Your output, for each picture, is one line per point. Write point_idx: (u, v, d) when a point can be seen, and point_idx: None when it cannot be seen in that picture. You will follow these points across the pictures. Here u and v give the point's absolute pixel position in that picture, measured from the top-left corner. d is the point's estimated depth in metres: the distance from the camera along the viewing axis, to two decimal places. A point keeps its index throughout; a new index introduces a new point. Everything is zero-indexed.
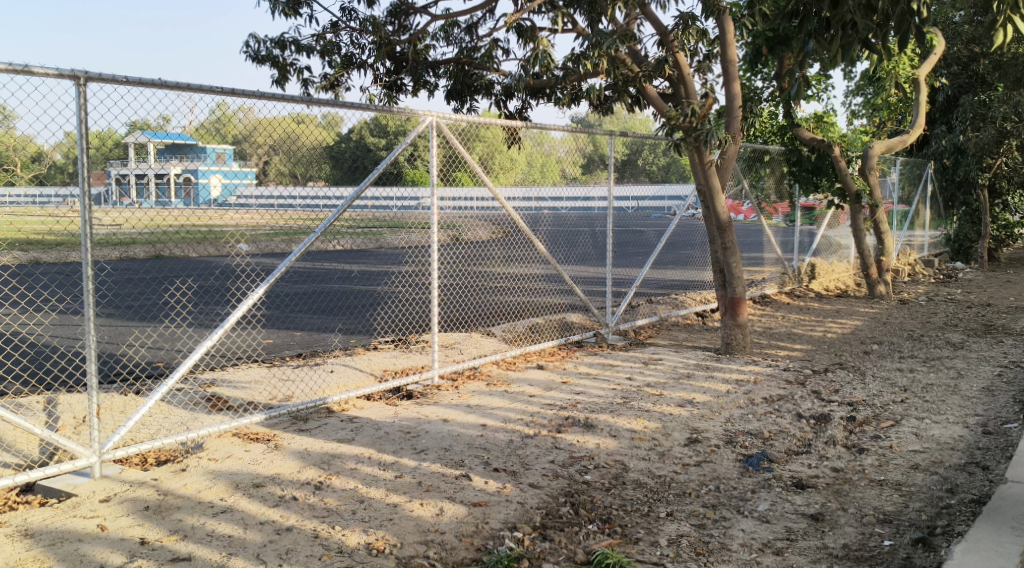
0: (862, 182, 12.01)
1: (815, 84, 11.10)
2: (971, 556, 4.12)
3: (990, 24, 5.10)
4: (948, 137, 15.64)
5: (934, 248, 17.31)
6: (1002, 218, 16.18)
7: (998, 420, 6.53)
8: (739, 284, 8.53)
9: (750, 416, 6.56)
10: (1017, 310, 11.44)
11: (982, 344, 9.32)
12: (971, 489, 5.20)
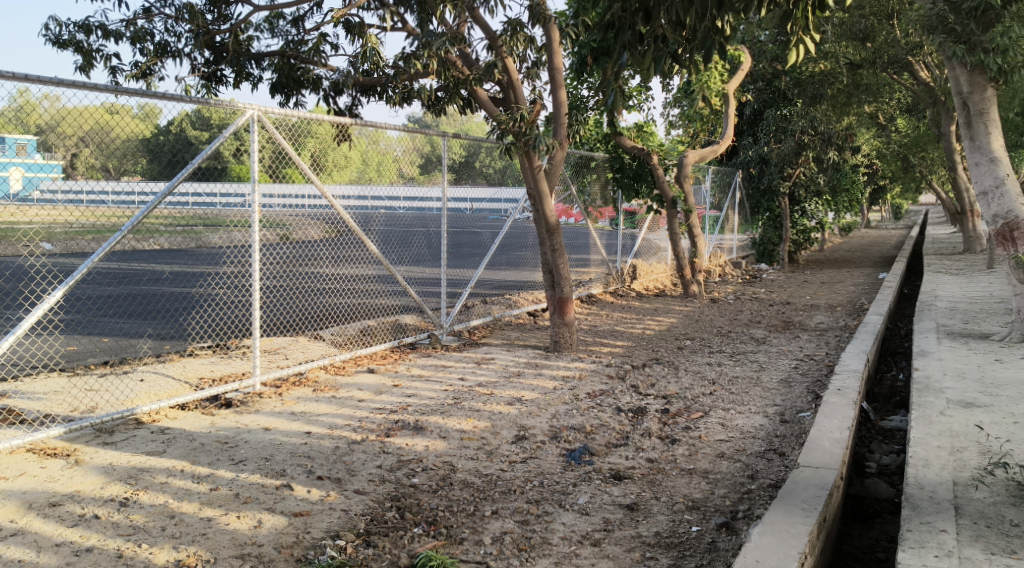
0: (677, 189, 12.64)
1: (636, 95, 11.62)
2: (767, 537, 4.41)
3: (784, 43, 5.50)
4: (754, 148, 16.76)
5: (742, 250, 18.49)
6: (801, 223, 17.53)
7: (794, 409, 7.06)
8: (567, 285, 8.73)
9: (574, 412, 6.75)
10: (811, 308, 12.44)
11: (782, 339, 10.04)
12: (770, 474, 5.60)
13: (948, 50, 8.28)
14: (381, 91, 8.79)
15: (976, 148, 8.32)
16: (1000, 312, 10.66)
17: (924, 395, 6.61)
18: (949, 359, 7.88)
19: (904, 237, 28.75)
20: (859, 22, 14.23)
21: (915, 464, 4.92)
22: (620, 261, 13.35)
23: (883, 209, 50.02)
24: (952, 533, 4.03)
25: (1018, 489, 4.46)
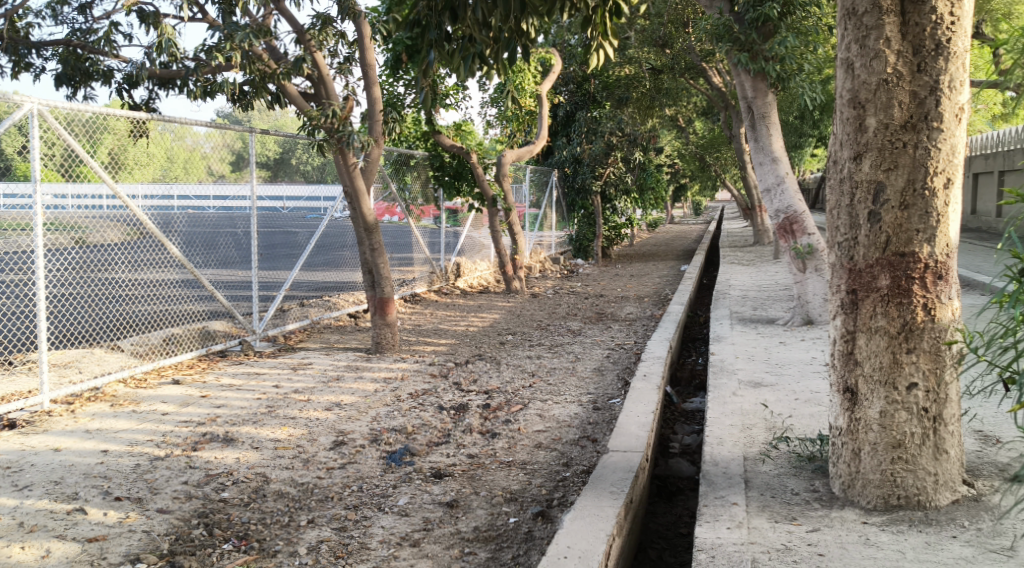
0: (496, 187, 12.95)
1: (453, 94, 11.75)
2: (578, 522, 4.58)
3: (585, 47, 5.70)
4: (568, 148, 17.30)
5: (559, 246, 19.03)
6: (612, 220, 18.32)
7: (606, 396, 7.37)
8: (388, 285, 8.66)
9: (395, 413, 6.73)
10: (623, 300, 13.01)
11: (596, 330, 10.44)
12: (583, 461, 5.82)
13: (734, 57, 8.83)
14: (182, 85, 8.34)
15: (760, 149, 9.00)
16: (784, 298, 11.58)
17: (719, 377, 7.09)
18: (741, 343, 8.48)
19: (705, 231, 30.61)
20: (658, 28, 14.95)
21: (711, 443, 5.27)
22: (444, 259, 13.22)
23: (685, 204, 53.04)
24: (742, 504, 4.34)
25: (798, 461, 4.87)
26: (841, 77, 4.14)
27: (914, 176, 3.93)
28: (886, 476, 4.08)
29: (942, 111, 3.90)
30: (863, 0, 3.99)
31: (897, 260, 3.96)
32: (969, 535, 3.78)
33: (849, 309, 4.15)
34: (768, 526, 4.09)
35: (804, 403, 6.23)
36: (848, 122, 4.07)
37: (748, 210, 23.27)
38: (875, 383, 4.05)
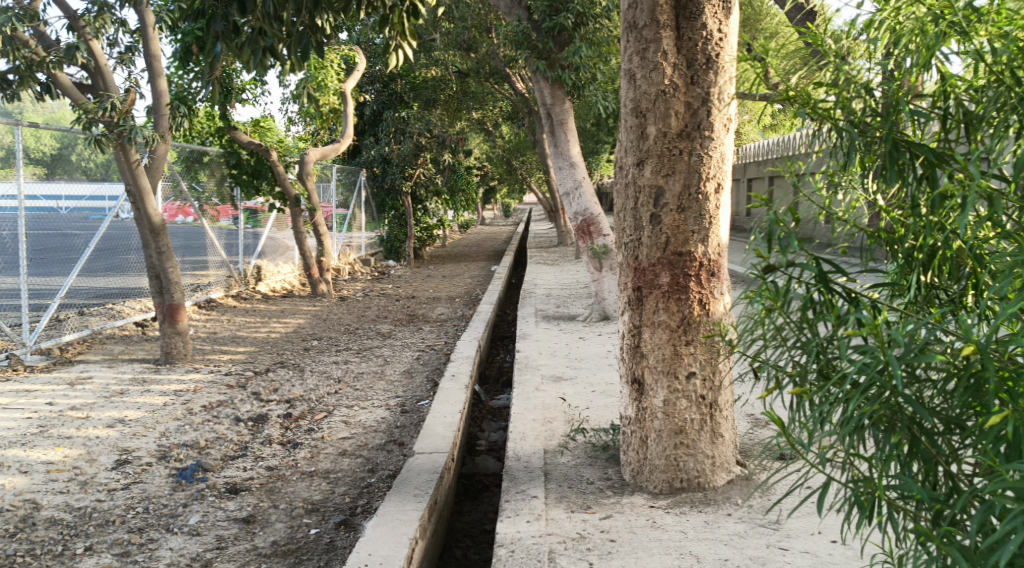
0: (299, 186, 12.65)
1: (250, 89, 11.32)
2: (381, 528, 4.53)
3: (383, 48, 5.63)
4: (375, 148, 17.06)
5: (369, 247, 18.79)
6: (423, 221, 18.34)
7: (413, 399, 7.35)
8: (177, 290, 8.18)
9: (187, 427, 6.38)
10: (433, 301, 13.02)
11: (406, 332, 10.39)
12: (389, 465, 5.78)
13: (533, 65, 9.00)
14: None
15: (559, 154, 9.28)
16: (586, 296, 12.02)
17: (524, 374, 7.25)
18: (544, 340, 8.71)
19: (514, 232, 31.23)
20: (462, 32, 14.68)
21: (514, 439, 5.37)
22: (243, 262, 12.62)
23: (494, 204, 53.93)
24: (541, 497, 4.45)
25: (594, 451, 5.07)
26: (625, 87, 4.32)
27: (689, 181, 4.17)
28: (670, 460, 4.32)
29: (714, 121, 4.15)
30: (642, 14, 4.20)
31: (676, 259, 4.20)
32: (741, 512, 4.06)
33: (635, 305, 4.36)
34: (565, 516, 4.21)
35: (600, 395, 6.50)
36: (631, 130, 4.27)
37: (553, 211, 23.99)
38: (658, 373, 4.29)
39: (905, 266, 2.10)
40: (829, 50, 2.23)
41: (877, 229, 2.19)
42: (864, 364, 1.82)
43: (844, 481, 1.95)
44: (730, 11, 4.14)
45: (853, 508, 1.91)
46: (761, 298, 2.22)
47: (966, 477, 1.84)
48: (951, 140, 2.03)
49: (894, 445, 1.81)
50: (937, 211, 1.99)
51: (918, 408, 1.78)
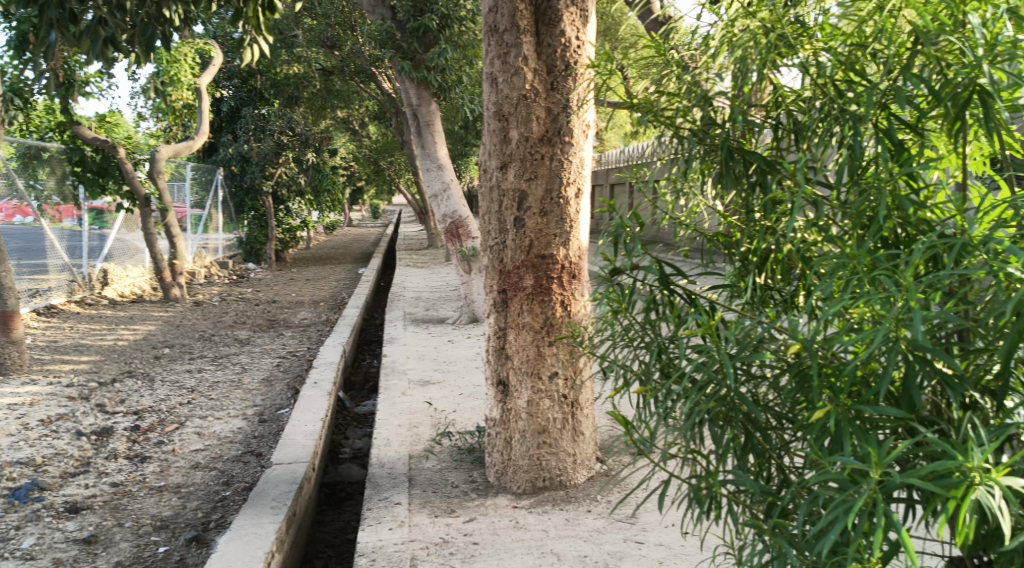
0: (149, 186, 12.06)
1: (95, 82, 10.73)
2: (235, 543, 4.34)
3: (237, 42, 5.46)
4: (233, 145, 16.39)
5: (227, 250, 18.12)
6: (285, 222, 17.86)
7: (273, 407, 7.13)
8: (11, 297, 7.64)
9: (21, 444, 5.95)
10: (296, 305, 12.68)
11: (266, 338, 10.06)
12: (245, 477, 5.57)
13: (398, 65, 8.96)
14: None
15: (426, 155, 9.12)
16: (454, 298, 11.98)
17: (389, 378, 7.14)
18: (411, 344, 8.63)
19: (382, 234, 30.85)
20: (326, 30, 13.95)
21: (378, 445, 5.26)
22: (87, 266, 11.94)
23: (362, 206, 53.14)
24: (404, 503, 4.36)
25: (459, 454, 5.03)
26: (487, 90, 4.21)
27: (551, 186, 4.14)
28: (533, 460, 4.34)
29: (573, 126, 4.11)
30: (503, 19, 4.09)
31: (539, 261, 4.16)
32: (600, 509, 4.12)
33: (500, 307, 4.30)
34: (428, 522, 4.15)
35: (466, 398, 6.47)
36: (494, 134, 4.17)
37: (421, 213, 23.83)
38: (522, 375, 4.26)
39: (743, 267, 2.17)
40: (672, 61, 2.25)
41: (718, 233, 2.24)
42: (700, 364, 1.86)
43: (685, 478, 1.99)
44: (588, 19, 4.10)
45: (693, 503, 1.95)
46: (607, 301, 2.25)
47: (796, 470, 1.90)
48: (784, 147, 2.09)
49: (728, 441, 1.86)
50: (771, 215, 2.05)
51: (750, 404, 1.83)
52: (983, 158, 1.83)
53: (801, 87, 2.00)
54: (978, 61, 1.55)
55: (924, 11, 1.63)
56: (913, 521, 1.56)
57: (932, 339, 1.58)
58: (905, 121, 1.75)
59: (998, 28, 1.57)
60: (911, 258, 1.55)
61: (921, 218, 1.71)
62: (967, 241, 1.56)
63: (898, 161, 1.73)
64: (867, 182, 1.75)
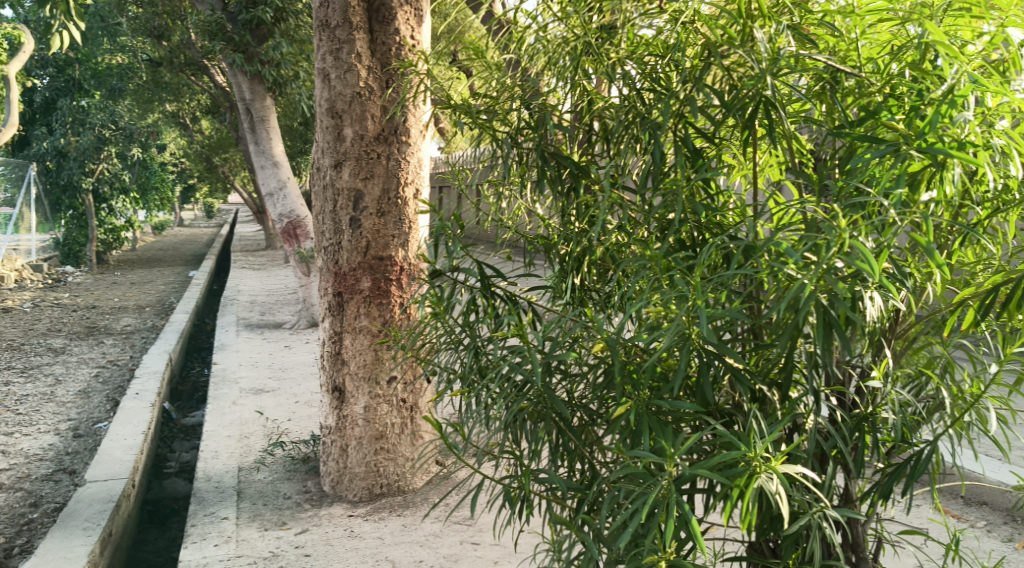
0: None
1: None
2: None
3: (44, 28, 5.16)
4: (49, 139, 15.28)
5: (41, 251, 16.85)
6: (107, 222, 16.81)
7: (89, 421, 6.68)
8: None
9: None
10: (120, 311, 11.94)
11: (83, 347, 9.42)
12: (55, 498, 5.18)
13: (228, 58, 8.56)
14: None
15: (261, 152, 8.84)
16: (292, 302, 11.62)
17: (219, 387, 6.81)
18: (244, 351, 8.29)
19: (216, 234, 29.57)
20: (153, 19, 12.51)
21: (205, 458, 4.89)
22: None
23: (194, 206, 50.79)
24: (231, 518, 4.02)
25: (293, 464, 4.75)
26: (318, 86, 3.92)
27: (388, 186, 3.91)
28: (370, 467, 4.08)
29: (410, 126, 3.92)
30: (335, 13, 3.82)
31: (377, 263, 3.91)
32: (438, 511, 3.97)
33: (335, 310, 4.00)
34: (256, 536, 3.83)
35: (302, 406, 6.29)
36: (327, 131, 3.88)
37: (257, 212, 22.97)
38: (359, 380, 4.00)
39: (564, 269, 2.11)
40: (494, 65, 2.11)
41: (536, 236, 2.18)
42: (512, 365, 1.84)
43: (497, 480, 1.94)
44: (422, 20, 3.95)
45: (504, 503, 1.92)
46: (425, 303, 2.09)
47: (606, 467, 1.93)
48: (596, 155, 2.06)
49: (538, 440, 1.84)
50: (583, 219, 2.02)
51: (559, 403, 1.80)
52: (778, 165, 1.95)
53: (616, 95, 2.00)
54: (761, 74, 1.64)
55: (715, 24, 1.69)
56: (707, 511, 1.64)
57: (715, 333, 1.70)
58: (697, 129, 1.84)
59: (782, 42, 1.66)
60: (699, 261, 1.64)
61: (712, 221, 1.82)
62: (750, 242, 1.67)
63: (696, 167, 1.81)
64: (666, 185, 1.82)
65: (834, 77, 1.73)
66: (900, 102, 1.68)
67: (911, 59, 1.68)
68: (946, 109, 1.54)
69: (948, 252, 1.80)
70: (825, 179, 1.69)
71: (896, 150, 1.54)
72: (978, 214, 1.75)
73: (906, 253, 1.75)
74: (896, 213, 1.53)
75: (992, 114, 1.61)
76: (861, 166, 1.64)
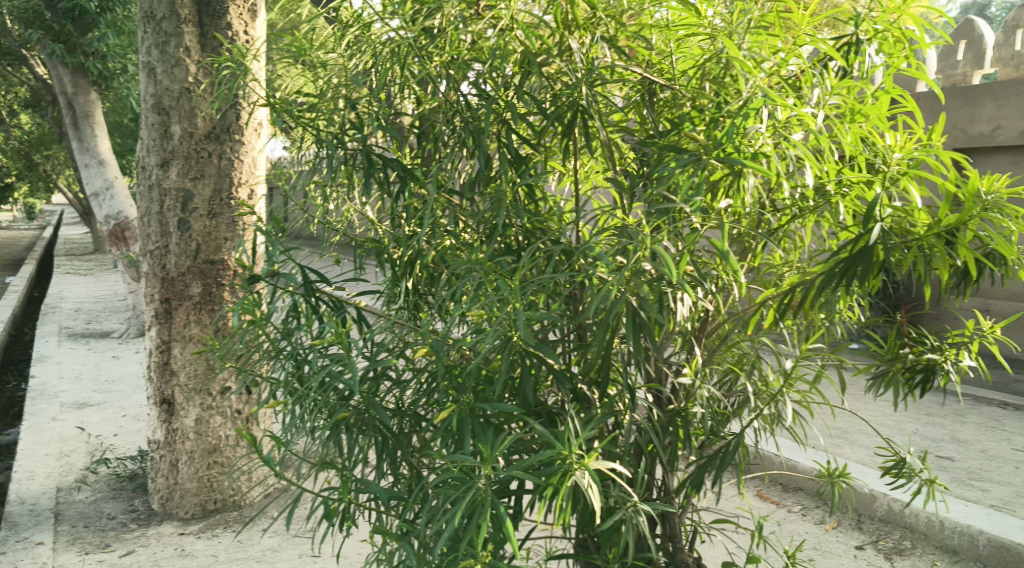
0: None
1: None
2: None
3: None
4: None
5: None
6: None
7: None
8: None
9: None
10: None
11: None
12: None
13: (47, 48, 7.96)
14: None
15: (85, 150, 8.27)
16: (122, 310, 10.96)
17: (37, 402, 6.32)
18: (66, 362, 7.75)
19: (37, 238, 27.62)
20: None
21: (18, 479, 4.51)
22: None
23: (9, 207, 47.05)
24: (47, 543, 3.62)
25: (118, 482, 4.47)
26: (143, 81, 3.55)
27: (220, 187, 3.56)
28: (203, 482, 3.71)
29: (245, 122, 3.57)
30: (161, 5, 3.45)
31: (208, 268, 3.56)
32: (278, 526, 3.70)
33: (162, 319, 3.62)
34: (74, 561, 3.47)
35: (130, 421, 5.94)
36: (153, 128, 3.52)
37: (82, 214, 21.55)
38: (188, 392, 3.64)
39: (395, 274, 1.98)
40: (318, 65, 1.94)
41: (366, 238, 2.04)
42: (332, 375, 1.77)
43: (317, 493, 1.88)
44: (258, 13, 3.60)
45: (325, 518, 1.86)
46: (239, 312, 1.92)
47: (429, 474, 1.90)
48: (428, 154, 1.94)
49: (360, 450, 1.79)
50: (412, 222, 1.92)
51: (381, 413, 1.76)
52: (598, 173, 2.03)
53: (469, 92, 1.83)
54: (577, 82, 1.70)
55: (532, 32, 1.74)
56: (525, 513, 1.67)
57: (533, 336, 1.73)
58: (520, 134, 1.86)
59: (595, 53, 1.73)
60: (518, 264, 1.68)
61: (536, 224, 1.85)
62: (567, 246, 1.74)
63: (518, 171, 1.82)
64: (491, 191, 1.82)
65: (650, 89, 1.83)
66: (702, 114, 1.79)
67: (717, 73, 1.79)
68: (741, 121, 1.66)
69: (750, 256, 1.93)
70: (635, 187, 1.78)
71: (697, 159, 1.65)
72: (779, 219, 1.89)
73: (711, 255, 1.87)
74: (695, 218, 1.65)
75: (785, 128, 1.73)
76: (668, 174, 1.73)
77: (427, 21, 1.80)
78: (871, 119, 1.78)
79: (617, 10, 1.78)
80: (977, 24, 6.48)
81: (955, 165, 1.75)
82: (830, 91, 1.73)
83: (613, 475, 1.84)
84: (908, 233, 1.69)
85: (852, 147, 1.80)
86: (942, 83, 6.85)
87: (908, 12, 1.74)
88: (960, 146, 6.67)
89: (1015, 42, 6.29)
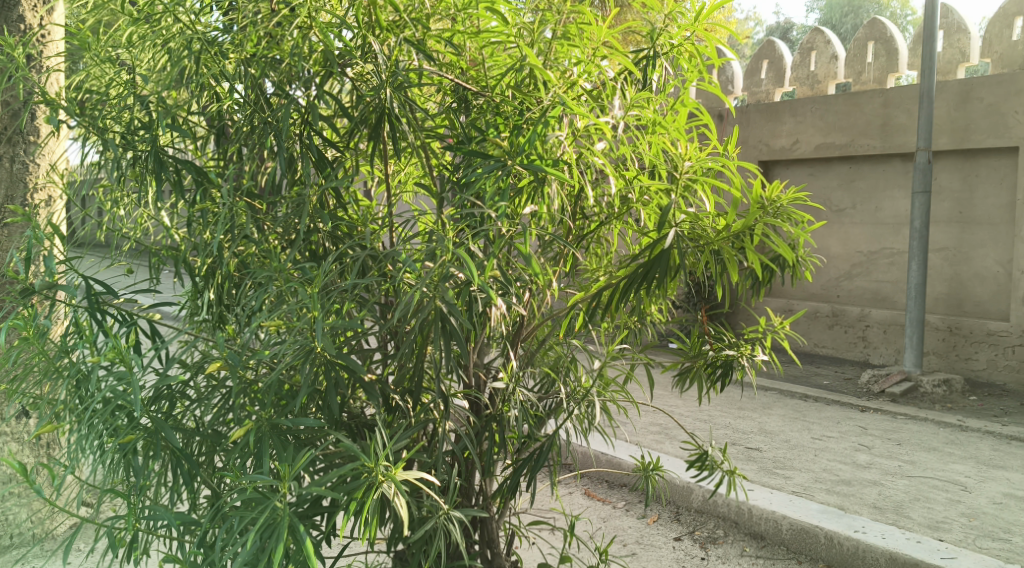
0: None
1: None
2: None
3: None
4: None
5: None
6: None
7: None
8: None
9: None
10: None
11: None
12: None
13: None
14: None
15: None
16: None
17: None
18: None
19: None
20: None
21: None
22: None
23: None
24: None
25: None
26: None
27: (12, 192, 3.15)
28: None
29: (41, 125, 3.23)
30: None
31: None
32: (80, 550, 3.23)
33: None
34: None
35: None
36: None
37: None
38: None
39: (196, 285, 1.88)
40: (106, 59, 1.82)
41: (163, 246, 1.92)
42: (116, 395, 1.65)
43: (100, 523, 1.76)
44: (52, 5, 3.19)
45: (110, 549, 1.74)
46: (9, 327, 1.74)
47: (224, 493, 1.81)
48: (229, 156, 1.86)
49: (150, 475, 1.69)
50: (210, 229, 1.83)
51: (170, 434, 1.66)
52: (413, 178, 2.02)
53: (300, 93, 1.75)
54: (380, 85, 1.67)
55: (330, 31, 1.68)
56: (326, 529, 1.63)
57: (339, 344, 1.69)
58: (324, 136, 1.81)
59: (400, 55, 1.71)
60: (319, 271, 1.63)
61: (344, 230, 1.81)
62: (374, 251, 1.71)
63: (324, 174, 1.77)
64: (297, 194, 1.76)
65: (462, 96, 1.84)
66: (506, 122, 1.81)
67: (521, 81, 1.81)
68: (542, 128, 1.69)
69: (562, 261, 1.98)
70: (445, 191, 1.77)
71: (501, 166, 1.67)
72: (588, 224, 1.94)
73: (525, 261, 1.90)
74: (500, 223, 1.67)
75: (585, 136, 1.78)
76: (476, 179, 1.74)
77: (228, 18, 1.73)
78: (667, 129, 1.87)
79: (424, 14, 1.77)
80: (778, 45, 7.02)
81: (742, 172, 1.85)
82: (629, 102, 1.80)
83: (422, 484, 1.84)
84: (701, 238, 1.77)
85: (653, 156, 1.88)
86: (746, 100, 7.34)
87: (702, 29, 1.82)
88: (764, 158, 7.12)
89: (810, 63, 6.83)
